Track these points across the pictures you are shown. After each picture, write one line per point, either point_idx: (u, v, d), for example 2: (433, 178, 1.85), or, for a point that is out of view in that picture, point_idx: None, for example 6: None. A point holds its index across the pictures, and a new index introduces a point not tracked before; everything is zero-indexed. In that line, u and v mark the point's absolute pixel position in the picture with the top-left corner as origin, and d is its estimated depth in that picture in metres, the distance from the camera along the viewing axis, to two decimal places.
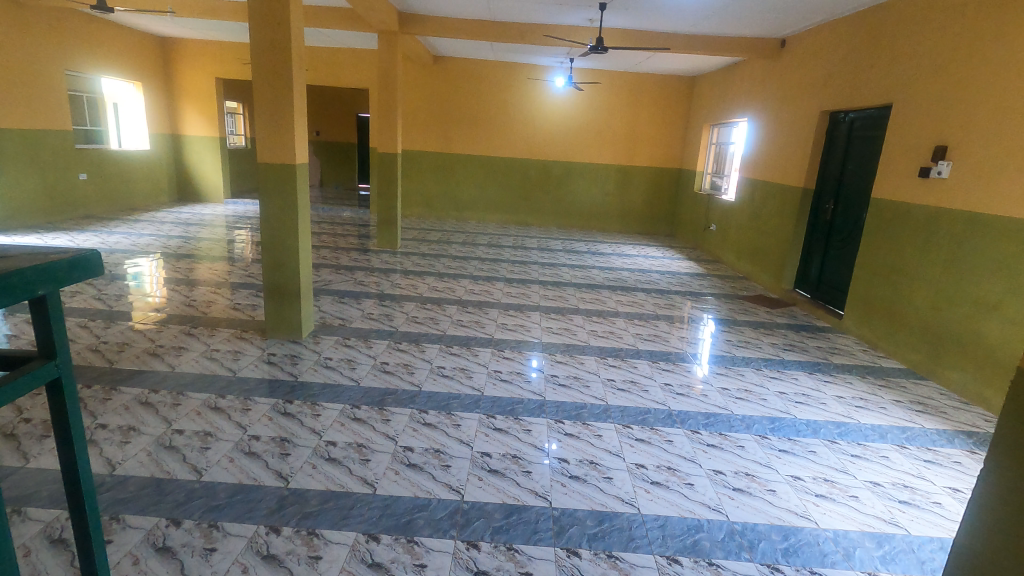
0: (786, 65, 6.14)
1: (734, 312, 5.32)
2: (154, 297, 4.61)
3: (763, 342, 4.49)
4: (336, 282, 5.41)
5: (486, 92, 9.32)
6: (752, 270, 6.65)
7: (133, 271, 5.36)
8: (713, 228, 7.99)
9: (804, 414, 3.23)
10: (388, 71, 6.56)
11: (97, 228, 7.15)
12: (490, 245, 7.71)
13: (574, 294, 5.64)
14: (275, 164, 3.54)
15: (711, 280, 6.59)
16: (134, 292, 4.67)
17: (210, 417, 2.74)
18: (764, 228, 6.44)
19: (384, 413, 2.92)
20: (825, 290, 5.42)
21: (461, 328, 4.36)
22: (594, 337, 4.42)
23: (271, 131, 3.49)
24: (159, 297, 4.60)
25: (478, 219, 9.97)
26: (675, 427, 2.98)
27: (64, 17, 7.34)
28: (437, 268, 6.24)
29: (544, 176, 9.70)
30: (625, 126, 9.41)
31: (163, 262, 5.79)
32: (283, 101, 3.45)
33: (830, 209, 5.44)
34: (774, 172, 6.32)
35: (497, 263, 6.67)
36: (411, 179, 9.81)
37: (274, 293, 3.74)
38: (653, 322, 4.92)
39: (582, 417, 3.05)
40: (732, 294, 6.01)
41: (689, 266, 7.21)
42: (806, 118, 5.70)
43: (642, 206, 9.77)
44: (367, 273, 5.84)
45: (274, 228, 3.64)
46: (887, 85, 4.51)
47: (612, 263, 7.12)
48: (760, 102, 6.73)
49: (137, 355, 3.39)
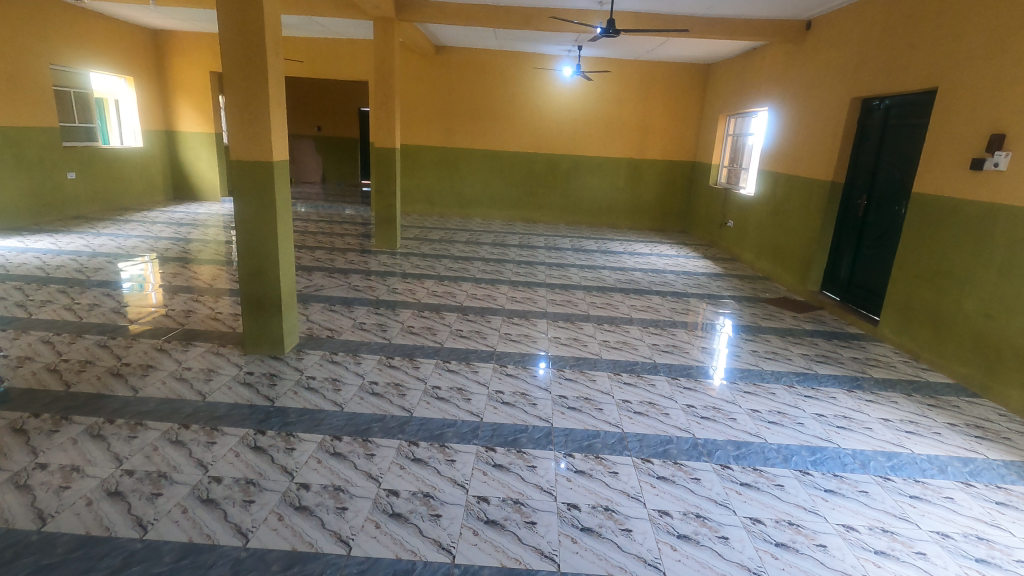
0: (813, 49, 5.69)
1: (758, 317, 4.91)
2: (150, 302, 4.41)
3: (792, 353, 4.09)
4: (329, 287, 5.06)
5: (490, 84, 8.92)
6: (774, 269, 6.23)
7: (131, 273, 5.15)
8: (730, 224, 7.55)
9: (847, 443, 2.88)
10: (385, 61, 6.18)
11: (86, 230, 6.86)
12: (494, 244, 7.34)
13: (584, 298, 5.26)
14: (250, 162, 3.17)
15: (730, 281, 6.17)
16: (128, 297, 4.46)
17: (168, 454, 2.41)
18: (787, 224, 6.02)
19: (368, 446, 2.58)
20: (856, 293, 5.00)
21: (461, 340, 4.00)
22: (607, 349, 4.04)
23: (245, 126, 3.13)
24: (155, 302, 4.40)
25: (482, 216, 9.58)
26: (702, 462, 2.64)
27: (47, 8, 7.01)
28: (438, 270, 5.88)
29: (551, 170, 9.29)
30: (637, 117, 8.98)
31: (154, 266, 5.50)
32: (258, 93, 3.08)
33: (863, 204, 5.00)
34: (799, 165, 5.88)
35: (502, 264, 6.30)
36: (413, 174, 9.43)
37: (252, 303, 3.39)
38: (671, 330, 4.52)
39: (595, 449, 2.69)
40: (753, 296, 5.60)
41: (705, 266, 6.80)
42: (836, 106, 5.25)
43: (654, 201, 9.34)
44: (364, 276, 5.49)
45: (251, 233, 3.27)
46: (931, 67, 4.07)
47: (624, 263, 6.71)
48: (782, 90, 6.29)
49: (99, 376, 3.05)
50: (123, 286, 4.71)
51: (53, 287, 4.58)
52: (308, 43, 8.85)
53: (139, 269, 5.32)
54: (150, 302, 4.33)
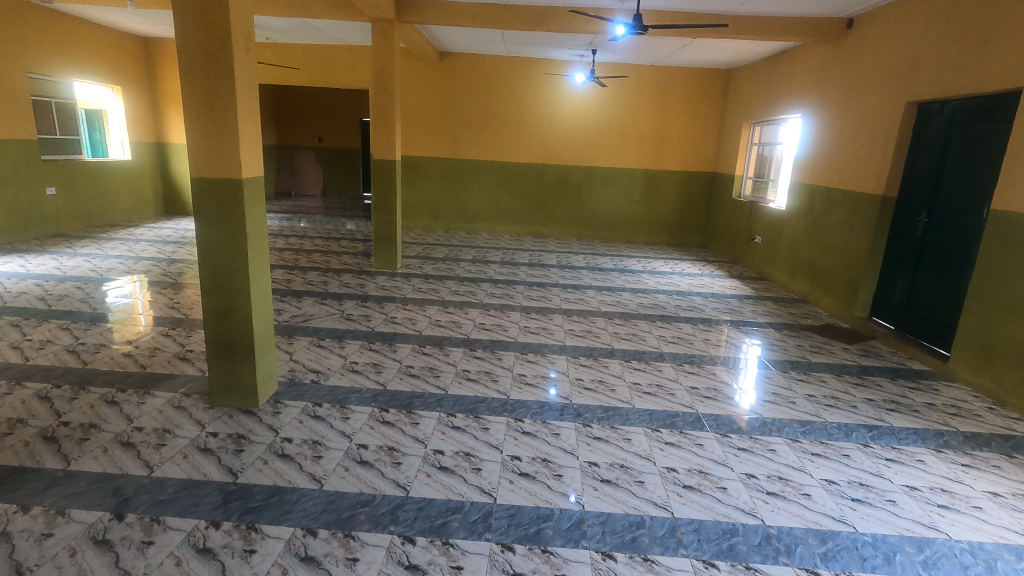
0: (857, 49, 5.13)
1: (805, 351, 4.31)
2: (138, 331, 3.94)
3: (856, 399, 3.49)
4: (319, 318, 4.50)
5: (497, 91, 8.43)
6: (813, 291, 5.65)
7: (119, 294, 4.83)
8: (758, 240, 6.98)
9: (958, 531, 2.30)
10: (385, 66, 5.68)
11: (62, 249, 6.37)
12: (503, 263, 6.79)
13: (605, 328, 4.69)
14: (214, 177, 2.61)
15: (765, 305, 5.57)
16: (105, 328, 3.97)
17: (87, 564, 1.84)
18: (829, 242, 5.44)
19: (350, 545, 2.01)
20: (916, 322, 4.41)
21: (467, 385, 3.41)
22: (638, 396, 3.43)
23: (206, 137, 2.57)
24: (144, 324, 4.10)
25: (489, 231, 9.04)
26: (781, 566, 2.05)
27: (23, 13, 6.55)
28: (442, 295, 5.33)
29: (562, 182, 8.77)
30: (653, 125, 8.45)
31: (134, 290, 5.01)
32: (222, 95, 2.52)
33: (923, 221, 4.42)
34: (841, 176, 5.31)
35: (511, 287, 5.75)
36: (416, 187, 8.91)
37: (220, 346, 2.84)
38: (709, 369, 3.92)
39: (641, 547, 2.10)
40: (795, 324, 5.00)
41: (733, 287, 6.24)
42: (887, 111, 4.69)
43: (672, 214, 8.78)
44: (359, 303, 4.93)
45: (217, 264, 2.72)
46: (1013, 65, 3.50)
47: (645, 285, 6.13)
48: (819, 94, 5.73)
49: (26, 442, 2.49)
50: (99, 316, 4.21)
51: (7, 319, 4.04)
52: (305, 49, 8.38)
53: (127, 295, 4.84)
54: (119, 335, 3.81)
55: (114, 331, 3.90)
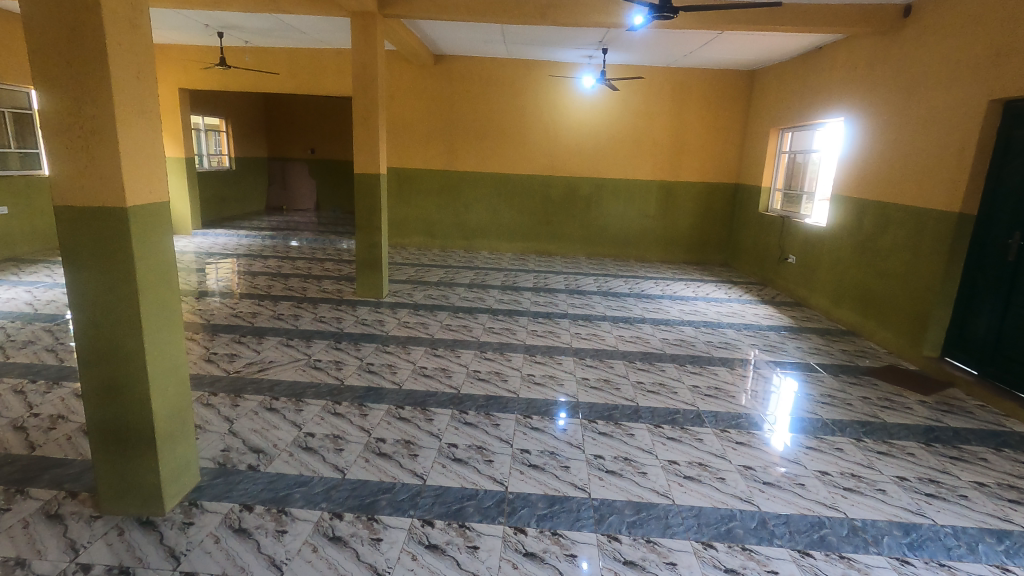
0: (920, 40, 4.36)
1: (875, 406, 3.48)
2: None
3: (966, 485, 2.65)
4: (277, 368, 3.69)
5: (498, 97, 7.71)
6: (867, 322, 4.84)
7: None
8: (792, 260, 6.19)
9: None
10: (367, 67, 4.95)
11: (7, 277, 5.64)
12: (504, 288, 6.02)
13: (626, 374, 3.87)
14: (86, 204, 1.85)
15: (811, 340, 4.74)
16: (12, 383, 3.22)
17: None
18: (888, 267, 4.63)
19: None
20: (1010, 367, 3.60)
21: (452, 470, 2.57)
22: (677, 483, 2.57)
23: (74, 152, 1.82)
24: None
25: (489, 248, 8.29)
26: None
27: None
28: (430, 331, 4.54)
29: (569, 196, 8.02)
30: (669, 132, 7.70)
31: None
32: (87, 85, 1.77)
33: (1016, 244, 3.61)
34: (900, 189, 4.52)
35: (513, 318, 4.96)
36: (410, 203, 8.18)
37: (107, 437, 2.06)
38: (767, 441, 3.01)
39: None
40: (852, 366, 4.15)
41: (769, 316, 5.43)
42: (962, 112, 3.91)
43: (690, 229, 8.00)
44: (331, 344, 4.14)
45: (97, 326, 1.95)
46: None
47: (668, 315, 5.31)
48: (870, 94, 4.95)
49: None
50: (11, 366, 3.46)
51: None
52: (289, 54, 7.71)
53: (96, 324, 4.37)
54: (22, 396, 3.06)
55: (19, 389, 3.15)
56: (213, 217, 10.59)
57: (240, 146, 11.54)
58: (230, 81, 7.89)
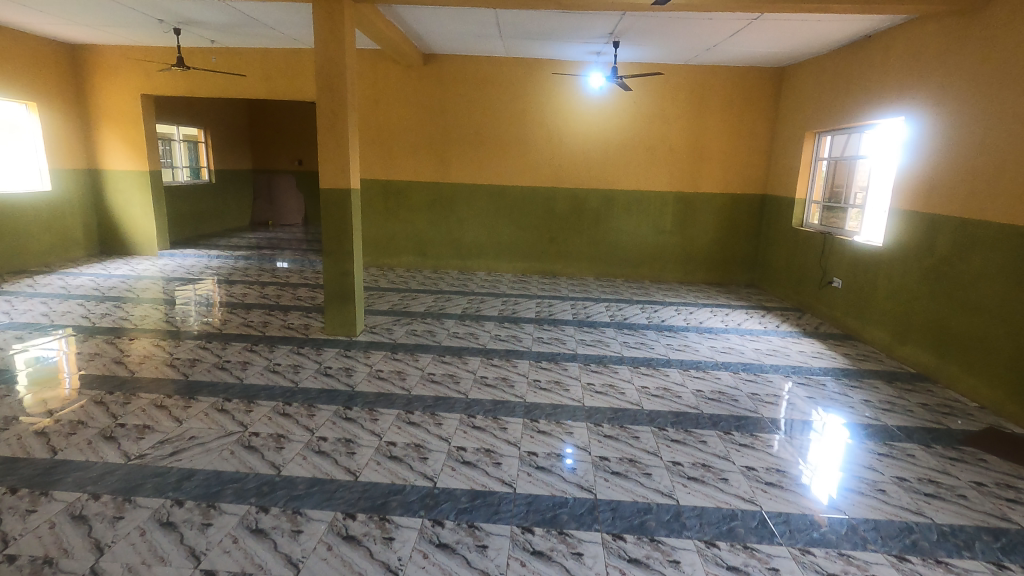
0: (1016, 18, 3.51)
1: (998, 500, 2.58)
2: (65, 394, 3.34)
3: None
4: (196, 449, 2.74)
5: (496, 101, 6.89)
6: (947, 366, 3.94)
7: (33, 353, 4.03)
8: (838, 284, 5.30)
9: None
10: (334, 61, 4.12)
11: None
12: (502, 320, 5.15)
13: (656, 447, 2.97)
14: None
15: (879, 390, 3.84)
16: None
17: None
18: (975, 299, 3.74)
19: None
20: None
21: None
22: None
23: None
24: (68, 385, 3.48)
25: (487, 269, 7.43)
26: None
27: None
28: (407, 385, 3.63)
29: (576, 211, 7.16)
30: (687, 137, 6.85)
31: (47, 345, 4.22)
32: None
33: None
34: (993, 204, 3.64)
35: (512, 363, 4.08)
36: (398, 219, 7.34)
37: None
38: (873, 574, 2.08)
39: None
40: (944, 431, 3.25)
41: (818, 355, 4.52)
42: None
43: (712, 246, 7.12)
44: (278, 408, 3.23)
45: None
46: None
47: (698, 356, 4.41)
48: (945, 87, 4.08)
49: None
50: None
51: None
52: (262, 55, 6.92)
53: (39, 366, 3.77)
54: None
55: None
56: (189, 234, 9.78)
57: (221, 158, 10.75)
58: (196, 86, 7.11)
